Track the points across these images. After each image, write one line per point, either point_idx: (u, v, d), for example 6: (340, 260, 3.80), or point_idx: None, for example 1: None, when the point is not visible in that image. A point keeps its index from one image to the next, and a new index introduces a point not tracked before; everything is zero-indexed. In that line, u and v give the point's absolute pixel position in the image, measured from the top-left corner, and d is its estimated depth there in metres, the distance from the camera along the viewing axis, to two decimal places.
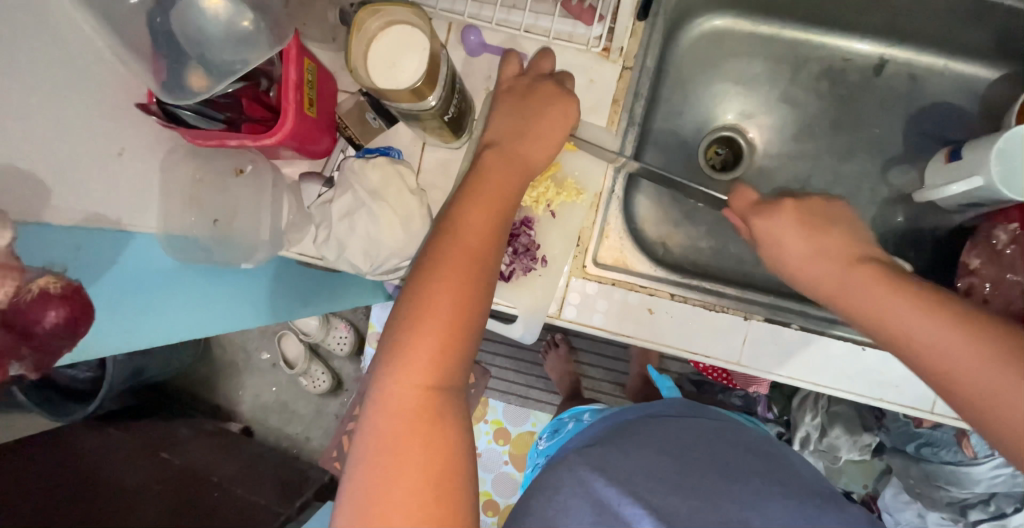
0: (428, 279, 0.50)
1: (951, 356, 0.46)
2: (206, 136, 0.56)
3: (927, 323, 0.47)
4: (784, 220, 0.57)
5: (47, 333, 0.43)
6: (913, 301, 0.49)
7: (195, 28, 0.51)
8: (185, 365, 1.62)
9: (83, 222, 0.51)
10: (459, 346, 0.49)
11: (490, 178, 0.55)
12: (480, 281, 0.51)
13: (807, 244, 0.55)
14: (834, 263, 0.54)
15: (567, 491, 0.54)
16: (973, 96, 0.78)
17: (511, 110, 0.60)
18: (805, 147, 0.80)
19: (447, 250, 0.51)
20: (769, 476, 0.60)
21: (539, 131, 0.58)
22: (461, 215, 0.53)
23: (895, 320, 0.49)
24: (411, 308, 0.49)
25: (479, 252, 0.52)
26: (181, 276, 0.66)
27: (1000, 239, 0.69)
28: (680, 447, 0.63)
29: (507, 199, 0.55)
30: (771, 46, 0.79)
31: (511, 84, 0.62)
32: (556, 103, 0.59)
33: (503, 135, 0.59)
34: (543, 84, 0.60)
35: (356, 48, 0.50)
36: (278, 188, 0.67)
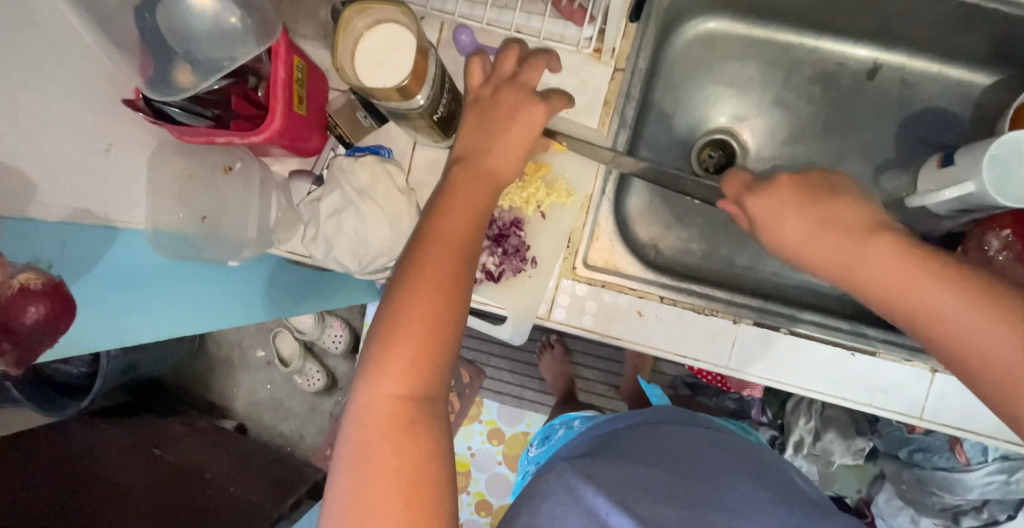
0: (402, 289, 0.49)
1: (958, 327, 0.45)
2: (192, 133, 0.55)
3: (940, 295, 0.46)
4: (785, 195, 0.55)
5: (28, 328, 0.43)
6: (923, 267, 0.47)
7: (183, 27, 0.51)
8: (180, 362, 1.62)
9: (68, 218, 0.51)
10: (433, 355, 0.48)
11: (463, 186, 0.55)
12: (455, 290, 0.50)
13: (810, 217, 0.53)
14: (841, 232, 0.52)
15: (555, 499, 0.53)
16: (966, 102, 0.77)
17: (483, 120, 0.57)
18: (797, 150, 0.79)
19: (421, 259, 0.50)
20: (752, 483, 0.60)
21: (512, 132, 0.57)
22: (436, 223, 0.53)
23: (905, 292, 0.48)
24: (386, 318, 0.49)
25: (454, 261, 0.51)
26: (168, 271, 0.66)
27: (992, 246, 0.68)
28: (663, 454, 0.63)
29: (483, 206, 0.55)
30: (763, 50, 0.79)
31: (478, 95, 0.59)
32: (526, 110, 0.57)
33: (475, 147, 0.57)
34: (509, 93, 0.58)
35: (342, 45, 0.50)
36: (266, 184, 0.66)
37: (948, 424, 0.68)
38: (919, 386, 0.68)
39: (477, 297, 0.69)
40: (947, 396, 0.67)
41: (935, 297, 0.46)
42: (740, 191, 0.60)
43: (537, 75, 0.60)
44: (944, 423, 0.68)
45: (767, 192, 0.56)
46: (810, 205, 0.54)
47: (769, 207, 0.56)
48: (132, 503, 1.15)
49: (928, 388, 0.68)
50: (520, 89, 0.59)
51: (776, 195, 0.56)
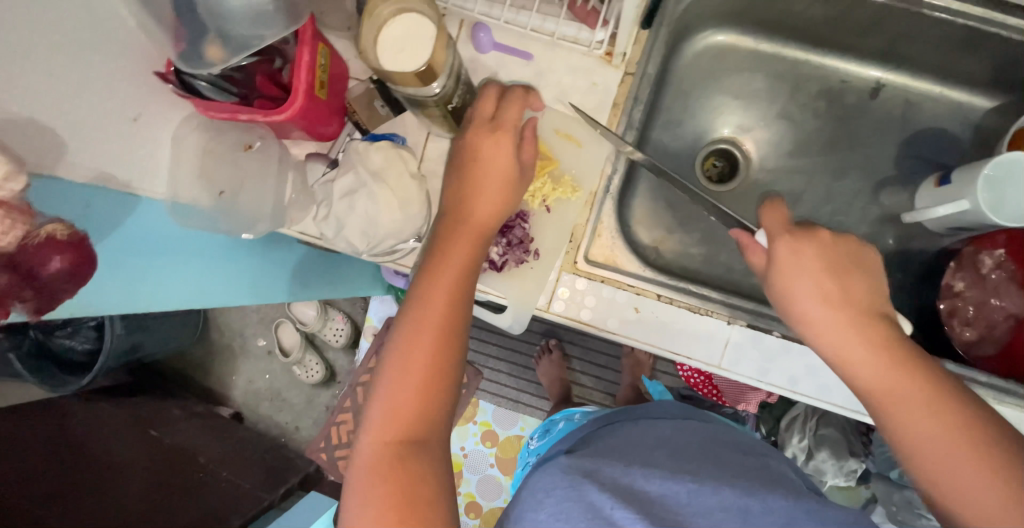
0: (396, 347, 0.54)
1: (922, 435, 0.48)
2: (217, 108, 0.57)
3: (918, 395, 0.49)
4: (809, 253, 0.56)
5: (50, 277, 0.45)
6: (909, 369, 0.51)
7: (218, 5, 0.52)
8: (182, 346, 1.64)
9: (93, 181, 0.54)
10: (426, 403, 0.52)
11: (451, 241, 0.59)
12: (444, 341, 0.54)
13: (838, 287, 0.55)
14: (851, 311, 0.54)
15: (558, 493, 0.53)
16: (966, 124, 0.80)
17: (468, 176, 0.61)
18: (799, 163, 0.81)
19: (410, 320, 0.55)
20: (755, 475, 0.60)
21: (490, 181, 0.60)
22: (427, 280, 0.56)
23: (888, 385, 0.51)
24: (383, 374, 0.53)
25: (442, 315, 0.55)
26: (177, 244, 0.68)
27: (985, 265, 0.71)
28: (663, 449, 0.64)
29: (470, 259, 0.58)
30: (770, 64, 0.81)
31: (460, 144, 0.62)
32: (494, 162, 0.60)
33: (458, 197, 0.61)
34: (475, 134, 0.61)
35: (367, 32, 0.52)
36: (283, 163, 0.68)
37: None
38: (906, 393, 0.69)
39: (479, 286, 0.71)
40: None
41: (911, 396, 0.50)
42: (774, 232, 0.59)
43: (490, 99, 0.62)
44: None
45: (797, 240, 0.57)
46: (830, 274, 0.55)
47: (790, 259, 0.57)
48: (125, 482, 1.17)
49: None
50: (487, 126, 0.61)
51: (806, 249, 0.56)
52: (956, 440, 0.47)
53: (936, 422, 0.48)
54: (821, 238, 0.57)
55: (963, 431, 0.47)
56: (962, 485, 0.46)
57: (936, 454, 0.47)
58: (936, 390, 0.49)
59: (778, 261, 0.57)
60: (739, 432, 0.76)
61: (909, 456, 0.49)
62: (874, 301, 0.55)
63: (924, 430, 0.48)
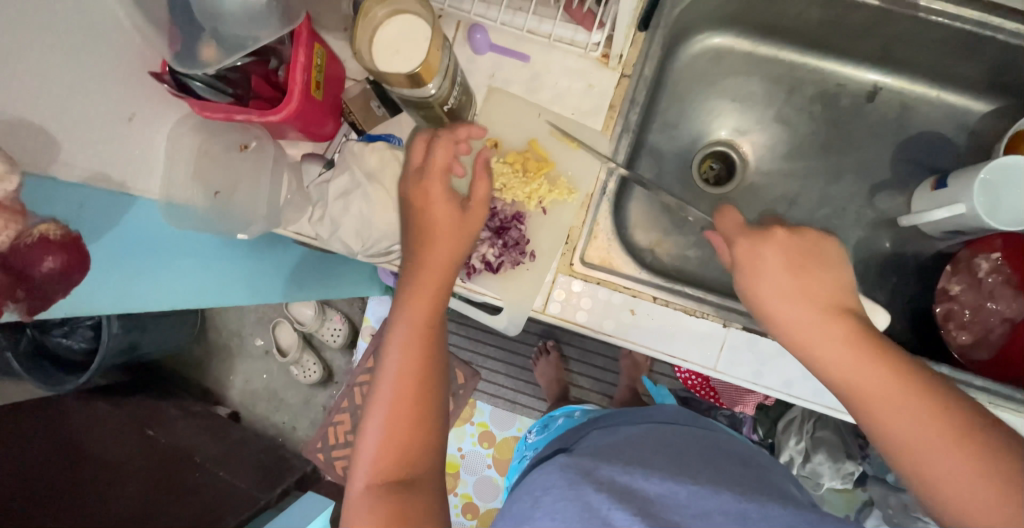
0: (375, 400, 0.57)
1: (902, 429, 0.48)
2: (214, 109, 0.57)
3: (897, 386, 0.49)
4: (772, 253, 0.57)
5: (44, 278, 0.45)
6: (880, 360, 0.51)
7: (213, 4, 0.52)
8: (179, 345, 1.64)
9: (91, 180, 0.54)
10: (406, 449, 0.55)
11: (412, 290, 0.60)
12: (417, 389, 0.57)
13: (795, 283, 0.55)
14: (812, 306, 0.55)
15: (556, 493, 0.53)
16: (962, 128, 0.80)
17: (420, 233, 0.61)
18: (796, 166, 0.81)
19: (386, 393, 0.57)
20: (752, 484, 0.60)
21: (439, 231, 0.61)
22: (395, 334, 0.60)
23: (869, 381, 0.50)
24: (366, 428, 0.57)
25: (412, 363, 0.58)
26: (174, 244, 0.68)
27: (982, 268, 0.72)
28: (660, 452, 0.64)
29: (432, 306, 0.60)
30: (767, 67, 0.81)
31: (404, 195, 0.62)
32: (438, 216, 0.60)
33: (412, 246, 0.62)
34: (411, 187, 0.61)
35: (361, 31, 0.52)
36: (278, 163, 0.68)
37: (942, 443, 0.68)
38: None
39: (476, 288, 0.71)
40: None
41: (885, 385, 0.50)
42: (731, 232, 0.61)
43: (421, 147, 0.62)
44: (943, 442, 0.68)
45: (760, 240, 0.58)
46: (791, 273, 0.56)
47: (754, 262, 0.57)
48: (120, 480, 1.16)
49: None
50: (424, 176, 0.61)
51: (766, 249, 0.57)
52: (931, 430, 0.47)
53: (911, 413, 0.48)
54: (781, 236, 0.58)
55: (941, 421, 0.47)
56: (945, 473, 0.45)
57: (914, 447, 0.47)
58: (911, 378, 0.49)
59: (736, 259, 0.59)
60: (735, 439, 0.76)
61: (892, 448, 0.49)
62: (835, 295, 0.55)
63: (900, 424, 0.48)
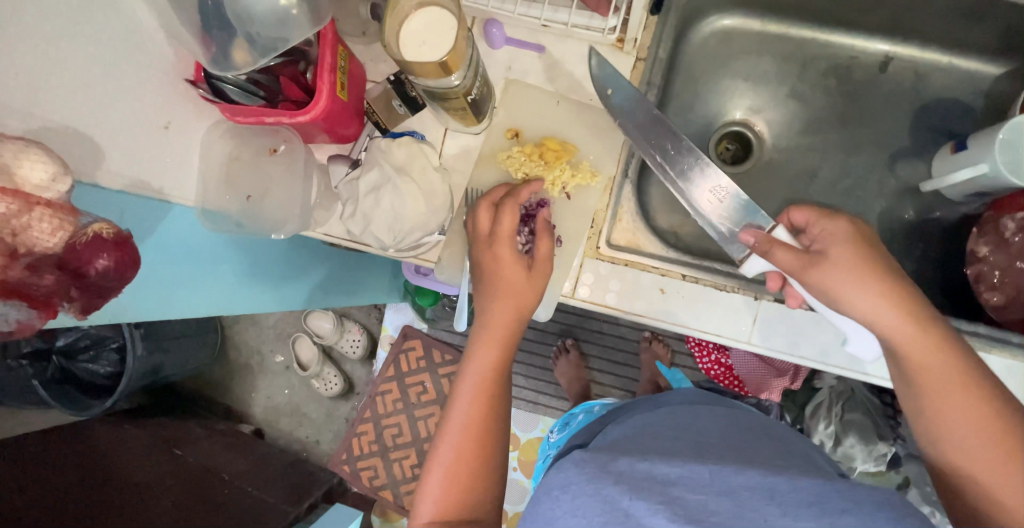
0: (444, 442, 0.61)
1: (955, 431, 0.52)
2: (244, 112, 0.59)
3: (964, 402, 0.52)
4: (862, 249, 0.55)
5: (98, 276, 0.46)
6: (958, 379, 0.52)
7: (245, 8, 0.54)
8: (201, 365, 1.65)
9: (129, 188, 0.56)
10: (472, 486, 0.59)
11: (483, 345, 0.64)
12: (486, 434, 0.62)
13: (890, 291, 0.54)
14: (907, 319, 0.54)
15: (576, 488, 0.50)
16: (976, 93, 0.80)
17: (491, 290, 0.65)
18: (812, 141, 0.82)
19: (451, 436, 0.61)
20: (787, 466, 0.57)
21: (510, 291, 0.64)
22: (463, 382, 0.63)
23: (933, 382, 0.53)
24: (435, 466, 0.60)
25: (478, 412, 0.62)
26: (210, 250, 0.70)
27: (1009, 228, 0.70)
28: (686, 438, 0.63)
29: (500, 360, 0.64)
30: (777, 46, 0.82)
31: (476, 256, 0.66)
32: (508, 275, 0.64)
33: (484, 304, 0.66)
34: (483, 252, 0.65)
35: (390, 27, 0.53)
36: (308, 165, 0.68)
37: None
38: None
39: None
40: None
41: (953, 400, 0.52)
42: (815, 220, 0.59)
43: (486, 214, 0.66)
44: None
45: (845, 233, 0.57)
46: (875, 254, 0.56)
47: (843, 253, 0.56)
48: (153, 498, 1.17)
49: None
50: (495, 241, 0.65)
51: (854, 250, 0.56)
52: (982, 435, 0.50)
53: (964, 403, 0.51)
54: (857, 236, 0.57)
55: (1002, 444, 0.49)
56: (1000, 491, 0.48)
57: (961, 441, 0.51)
58: (981, 400, 0.51)
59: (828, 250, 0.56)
60: (770, 420, 0.75)
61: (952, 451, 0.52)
62: (930, 314, 0.54)
63: (958, 433, 0.52)
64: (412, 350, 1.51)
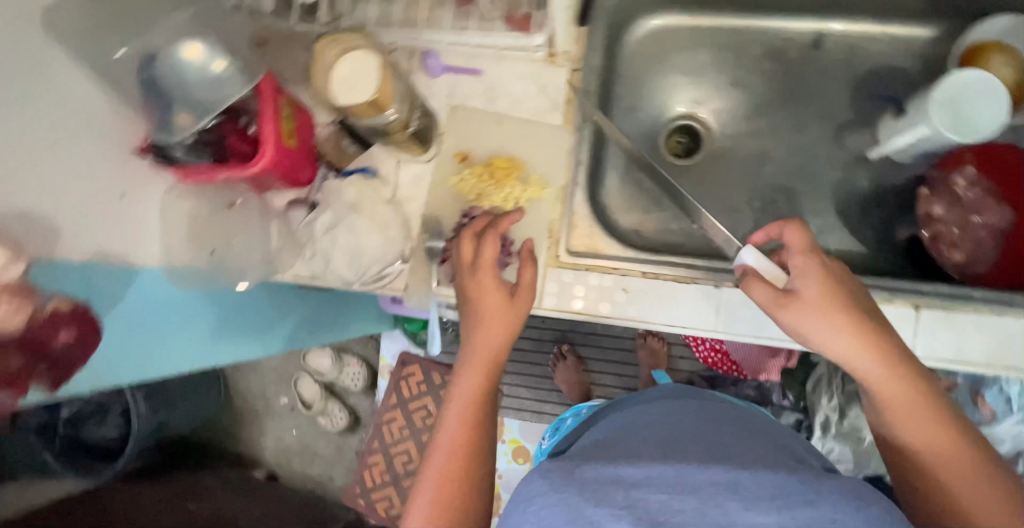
0: (432, 461, 0.61)
1: (935, 461, 0.52)
2: (196, 172, 0.61)
3: (939, 435, 0.53)
4: (833, 283, 0.56)
5: (61, 349, 0.50)
6: (933, 414, 0.53)
7: (176, 74, 0.56)
8: (207, 417, 1.67)
9: (93, 258, 0.58)
10: (461, 503, 0.58)
11: (470, 367, 0.65)
12: (475, 451, 0.61)
13: (866, 322, 0.55)
14: (887, 353, 0.54)
15: (541, 499, 0.51)
16: (911, 56, 0.81)
17: (474, 316, 0.66)
18: (760, 124, 0.83)
19: (438, 459, 0.60)
20: (760, 460, 0.58)
21: (493, 320, 0.65)
22: (450, 402, 0.64)
23: (913, 415, 0.54)
24: (423, 486, 0.59)
25: (464, 433, 0.62)
26: (187, 307, 0.72)
27: (960, 184, 0.74)
28: (663, 437, 0.64)
29: (485, 383, 0.65)
30: (711, 37, 0.84)
31: (461, 289, 0.67)
32: (490, 302, 0.65)
33: (470, 330, 0.66)
34: (468, 280, 0.66)
35: (319, 74, 0.57)
36: (265, 215, 0.71)
37: (968, 361, 0.68)
38: (906, 317, 0.69)
39: None
40: (941, 331, 0.68)
41: (932, 433, 0.53)
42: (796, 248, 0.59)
43: (468, 244, 0.67)
44: (964, 360, 0.68)
45: (821, 266, 0.57)
46: (846, 290, 0.56)
47: (814, 287, 0.56)
48: None
49: (915, 325, 0.69)
50: (478, 274, 0.65)
51: (827, 283, 0.56)
52: (957, 467, 0.51)
53: (939, 432, 0.53)
54: (834, 270, 0.57)
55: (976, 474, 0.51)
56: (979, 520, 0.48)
57: (940, 470, 0.52)
58: (956, 433, 0.53)
59: (807, 283, 0.56)
60: (753, 414, 0.76)
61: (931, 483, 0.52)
62: (905, 351, 0.56)
63: (938, 462, 0.52)
64: (411, 376, 1.52)
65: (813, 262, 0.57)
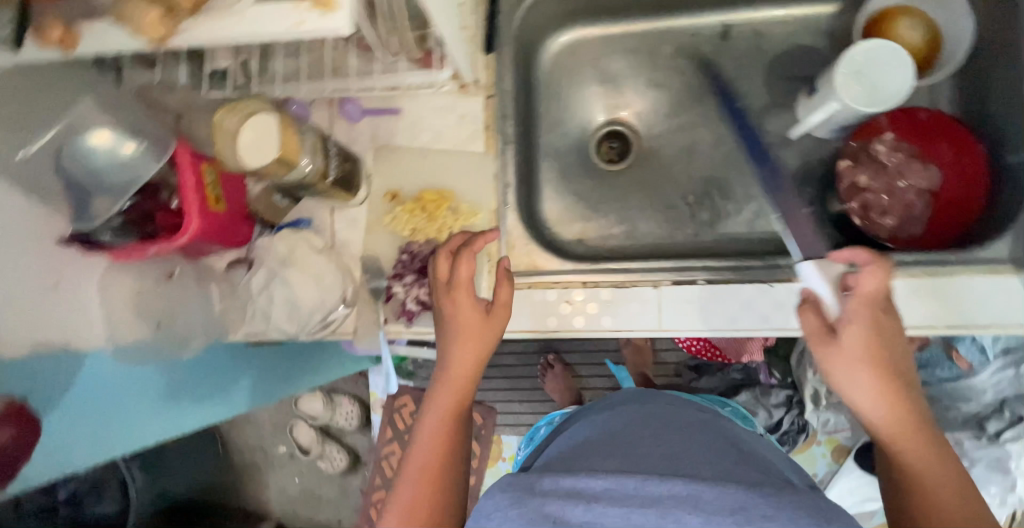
0: (405, 482, 0.59)
1: (936, 502, 0.49)
2: (128, 252, 0.62)
3: (941, 481, 0.50)
4: (876, 324, 0.54)
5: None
6: (937, 458, 0.51)
7: (87, 164, 0.58)
8: (208, 477, 1.66)
9: (32, 349, 0.61)
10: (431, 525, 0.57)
11: (444, 388, 0.63)
12: (445, 470, 0.60)
13: (888, 357, 0.53)
14: (903, 393, 0.52)
15: (501, 514, 0.50)
16: (817, 33, 0.83)
17: (449, 336, 0.64)
18: (682, 119, 0.85)
19: (412, 477, 0.59)
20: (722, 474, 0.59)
21: (466, 340, 0.63)
22: (422, 422, 0.62)
23: (916, 458, 0.51)
24: (395, 505, 0.58)
25: (435, 456, 0.60)
26: (145, 384, 0.74)
27: (882, 150, 0.76)
28: (646, 454, 0.62)
29: (459, 405, 0.62)
30: (623, 43, 0.86)
31: (438, 309, 0.65)
32: (464, 320, 0.63)
33: (444, 347, 0.64)
34: (444, 302, 0.64)
35: (222, 144, 0.56)
36: (202, 280, 0.74)
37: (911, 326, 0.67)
38: None
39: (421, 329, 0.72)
40: None
41: (933, 479, 0.50)
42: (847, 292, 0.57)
43: (443, 262, 0.66)
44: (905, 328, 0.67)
45: (875, 306, 0.54)
46: (885, 336, 0.54)
47: (854, 327, 0.54)
48: None
49: None
50: (455, 299, 0.64)
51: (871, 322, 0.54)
52: (955, 516, 0.48)
53: (941, 477, 0.50)
54: (883, 315, 0.55)
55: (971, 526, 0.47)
56: None
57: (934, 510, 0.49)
58: (958, 483, 0.50)
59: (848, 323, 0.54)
60: (711, 419, 0.76)
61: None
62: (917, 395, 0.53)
63: (938, 505, 0.49)
64: (405, 407, 1.42)
65: (864, 306, 0.55)
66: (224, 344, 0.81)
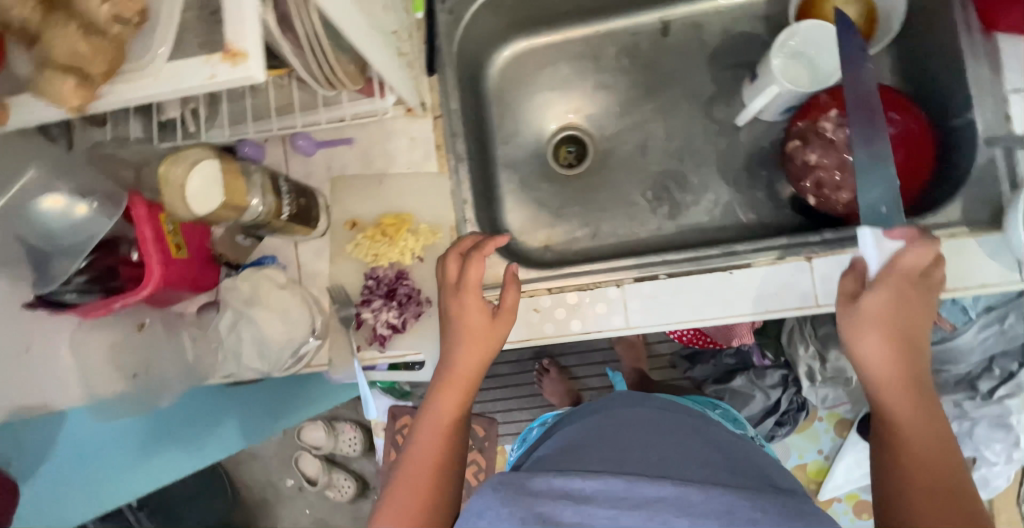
0: (400, 482, 0.59)
1: (924, 470, 0.49)
2: (96, 308, 0.63)
3: (935, 454, 0.50)
4: (905, 302, 0.53)
5: None
6: (935, 432, 0.51)
7: (44, 228, 0.60)
8: (219, 518, 1.66)
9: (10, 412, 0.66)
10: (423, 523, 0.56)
11: (445, 389, 0.62)
12: (442, 472, 0.59)
13: (904, 327, 0.52)
14: (913, 363, 0.52)
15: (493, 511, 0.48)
16: (755, 20, 0.85)
17: (455, 337, 0.63)
18: (634, 117, 0.86)
19: (407, 475, 0.58)
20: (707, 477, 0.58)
21: (468, 343, 0.62)
22: (421, 423, 0.61)
23: (916, 425, 0.51)
24: (388, 503, 0.58)
25: (432, 457, 0.59)
26: (125, 433, 0.79)
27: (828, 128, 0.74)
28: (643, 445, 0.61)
29: (459, 407, 0.62)
30: (567, 49, 0.88)
31: (444, 310, 0.65)
32: (471, 323, 0.63)
33: (447, 348, 0.64)
34: (450, 304, 0.64)
35: (170, 194, 0.56)
36: (172, 327, 0.72)
37: None
38: (802, 276, 0.69)
39: (391, 352, 0.74)
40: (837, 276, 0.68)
41: (927, 451, 0.50)
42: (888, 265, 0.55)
43: (455, 263, 0.65)
44: None
45: (912, 282, 0.53)
46: (909, 309, 0.53)
47: (881, 295, 0.53)
48: None
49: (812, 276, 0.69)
50: (460, 302, 0.63)
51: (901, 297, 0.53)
52: (942, 489, 0.48)
53: (934, 448, 0.50)
54: (916, 292, 0.53)
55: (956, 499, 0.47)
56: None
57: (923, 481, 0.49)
58: (951, 461, 0.50)
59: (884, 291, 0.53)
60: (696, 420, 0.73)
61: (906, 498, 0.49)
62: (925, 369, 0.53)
63: (924, 477, 0.49)
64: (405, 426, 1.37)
65: (902, 278, 0.53)
66: (196, 391, 0.81)
